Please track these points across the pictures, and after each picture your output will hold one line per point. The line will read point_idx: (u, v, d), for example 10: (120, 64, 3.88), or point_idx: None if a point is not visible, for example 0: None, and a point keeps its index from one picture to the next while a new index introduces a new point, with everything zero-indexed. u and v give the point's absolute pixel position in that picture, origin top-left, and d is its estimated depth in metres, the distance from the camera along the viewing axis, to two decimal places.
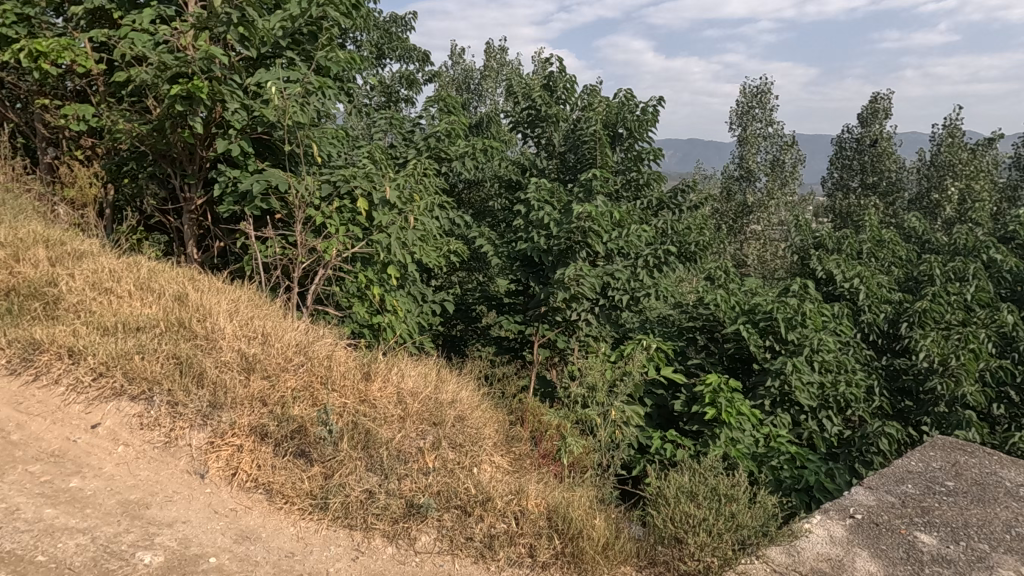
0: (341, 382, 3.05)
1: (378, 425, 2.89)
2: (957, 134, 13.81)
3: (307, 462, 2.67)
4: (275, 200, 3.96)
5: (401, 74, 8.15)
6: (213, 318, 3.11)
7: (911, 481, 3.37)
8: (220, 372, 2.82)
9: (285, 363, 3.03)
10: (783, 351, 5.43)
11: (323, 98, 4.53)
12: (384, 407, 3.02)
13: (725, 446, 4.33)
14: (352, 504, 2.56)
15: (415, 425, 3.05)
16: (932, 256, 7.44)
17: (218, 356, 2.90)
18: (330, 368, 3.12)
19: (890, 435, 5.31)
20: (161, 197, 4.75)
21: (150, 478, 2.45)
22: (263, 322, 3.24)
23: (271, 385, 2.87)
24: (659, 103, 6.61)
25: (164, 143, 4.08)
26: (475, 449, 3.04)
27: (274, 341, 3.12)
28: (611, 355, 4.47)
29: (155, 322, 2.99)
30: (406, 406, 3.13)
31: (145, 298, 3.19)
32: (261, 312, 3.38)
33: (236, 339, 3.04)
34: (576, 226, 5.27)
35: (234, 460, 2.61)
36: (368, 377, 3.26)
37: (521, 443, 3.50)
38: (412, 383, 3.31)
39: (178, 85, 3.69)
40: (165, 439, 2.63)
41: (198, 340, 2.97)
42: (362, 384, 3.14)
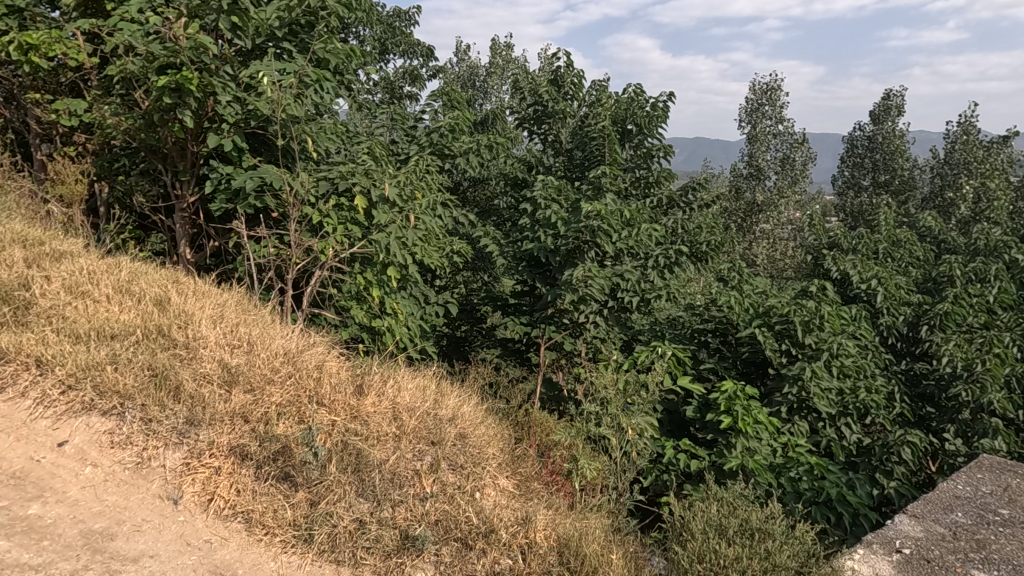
0: (330, 396, 2.86)
1: (370, 446, 2.70)
2: (972, 131, 13.51)
3: (291, 487, 2.48)
4: (270, 199, 3.78)
5: (404, 69, 7.95)
6: (194, 326, 2.94)
7: (961, 509, 3.14)
8: (198, 386, 2.64)
9: (270, 374, 2.83)
10: (801, 356, 5.22)
11: (322, 91, 4.33)
12: (377, 424, 2.83)
13: (742, 457, 4.13)
14: (340, 536, 2.36)
15: (411, 444, 2.86)
16: (952, 256, 7.19)
17: (197, 368, 2.72)
18: (320, 380, 2.93)
19: (914, 444, 5.08)
20: (151, 194, 4.56)
21: (118, 504, 2.26)
22: (249, 330, 3.06)
23: (254, 400, 2.68)
24: (670, 98, 6.41)
25: (153, 138, 3.90)
26: (476, 473, 2.87)
27: (259, 349, 2.95)
28: (621, 363, 4.18)
29: (130, 330, 2.82)
30: (401, 423, 2.94)
31: (124, 302, 3.02)
32: (249, 320, 3.19)
33: (219, 348, 2.87)
34: (584, 225, 5.07)
35: (212, 483, 2.42)
36: (361, 391, 3.06)
37: (528, 464, 3.32)
38: (408, 397, 3.11)
39: (167, 76, 3.51)
40: (136, 459, 2.44)
41: (177, 349, 2.80)
42: (355, 399, 2.95)
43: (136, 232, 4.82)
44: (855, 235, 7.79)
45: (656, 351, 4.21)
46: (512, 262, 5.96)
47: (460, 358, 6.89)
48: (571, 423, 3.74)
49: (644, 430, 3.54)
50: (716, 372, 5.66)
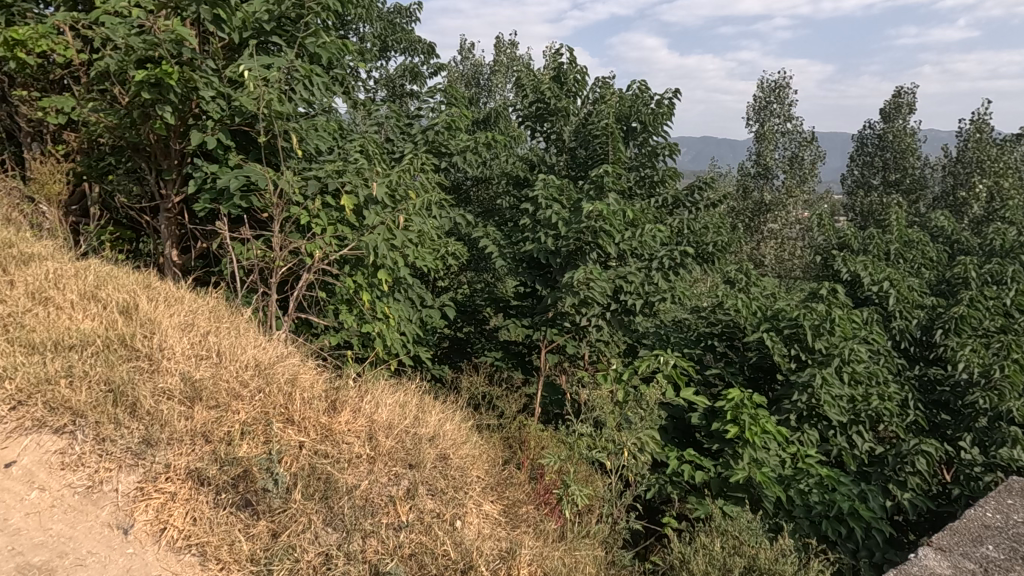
0: (302, 414, 2.70)
1: (340, 470, 2.55)
2: (986, 128, 13.25)
3: (251, 516, 2.31)
4: (255, 198, 3.62)
5: (404, 66, 7.77)
6: (160, 336, 2.82)
7: (992, 542, 2.65)
8: (156, 404, 2.49)
9: (238, 388, 2.69)
10: (810, 362, 5.00)
11: (311, 86, 4.15)
12: (349, 445, 2.68)
13: (749, 469, 3.94)
14: (303, 571, 2.16)
15: (387, 467, 2.71)
16: (966, 257, 6.98)
17: (157, 383, 2.57)
18: (291, 395, 2.77)
19: (929, 454, 4.86)
20: (135, 193, 4.41)
21: (62, 534, 2.08)
22: (219, 339, 2.94)
23: (217, 418, 2.52)
24: (676, 95, 6.21)
25: (134, 136, 3.75)
26: (456, 497, 2.74)
27: (228, 360, 2.83)
28: (623, 372, 4.00)
29: (88, 340, 2.68)
30: (377, 445, 2.78)
31: (87, 310, 2.89)
32: (221, 329, 3.04)
33: (185, 360, 2.74)
34: (586, 226, 4.89)
35: (165, 511, 2.22)
36: (335, 407, 2.90)
37: (516, 487, 3.17)
38: (386, 415, 2.97)
39: (145, 70, 3.35)
40: (87, 483, 2.25)
41: (139, 361, 2.67)
42: (327, 416, 2.79)
43: (124, 233, 4.68)
44: (866, 236, 7.57)
45: (659, 358, 4.03)
46: (511, 264, 5.76)
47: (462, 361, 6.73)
48: (568, 435, 3.56)
49: (646, 443, 3.35)
50: (722, 378, 5.47)
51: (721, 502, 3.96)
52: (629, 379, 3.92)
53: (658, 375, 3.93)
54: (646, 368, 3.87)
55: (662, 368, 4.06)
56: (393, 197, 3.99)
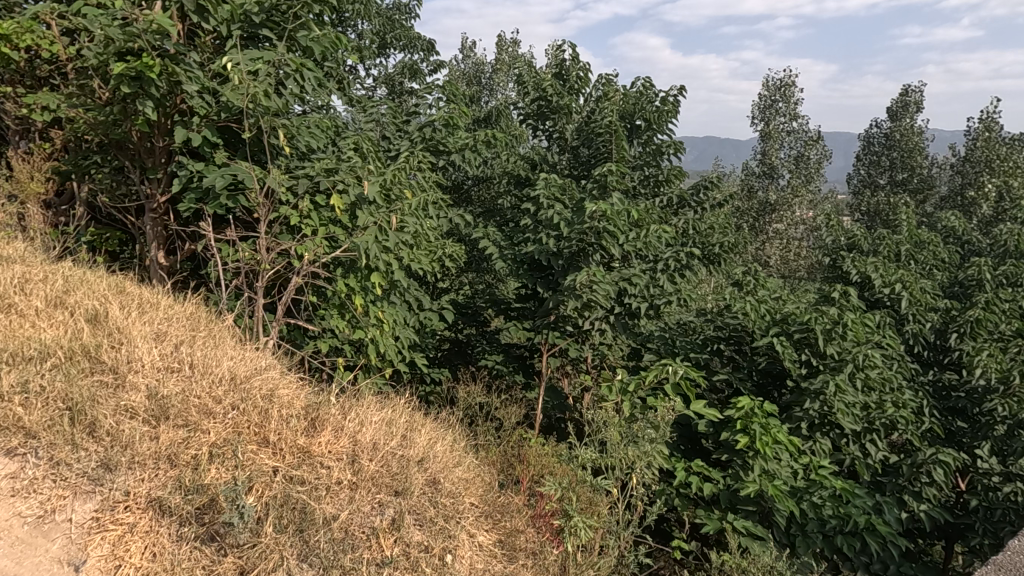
0: (278, 436, 2.53)
1: (319, 499, 2.37)
2: (995, 127, 13.05)
3: (217, 550, 2.12)
4: (242, 198, 3.44)
5: (402, 63, 7.58)
6: (128, 347, 2.66)
7: None
8: (118, 423, 2.32)
9: (210, 405, 2.53)
10: (822, 367, 4.82)
11: (303, 81, 3.98)
12: (330, 469, 2.51)
13: (761, 482, 3.76)
14: None
15: (369, 495, 2.54)
16: (980, 259, 6.79)
17: (121, 400, 2.40)
18: (267, 413, 2.61)
19: (946, 465, 4.67)
20: (120, 193, 4.24)
21: (5, 571, 1.87)
22: (191, 351, 2.78)
23: (185, 439, 2.35)
24: (681, 91, 6.04)
25: (116, 132, 3.57)
26: (446, 528, 2.60)
27: (200, 373, 2.67)
28: (629, 382, 3.82)
29: (49, 352, 2.51)
30: (360, 470, 2.61)
31: (52, 320, 2.73)
32: (196, 341, 2.88)
33: (153, 373, 2.58)
34: (588, 226, 4.71)
35: (122, 546, 2.03)
36: (315, 425, 2.73)
37: (514, 516, 2.99)
38: (371, 434, 2.81)
39: (126, 63, 3.17)
40: (38, 512, 2.05)
41: (104, 375, 2.51)
42: (306, 437, 2.62)
43: (110, 233, 4.51)
44: (876, 236, 7.38)
45: (667, 366, 3.85)
46: (512, 266, 5.58)
47: (463, 364, 6.55)
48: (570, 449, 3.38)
49: (653, 458, 3.17)
50: (731, 384, 5.28)
51: (731, 517, 3.77)
52: (635, 389, 3.73)
53: (665, 384, 3.75)
54: (652, 377, 3.69)
55: (669, 377, 3.87)
56: (388, 196, 3.83)
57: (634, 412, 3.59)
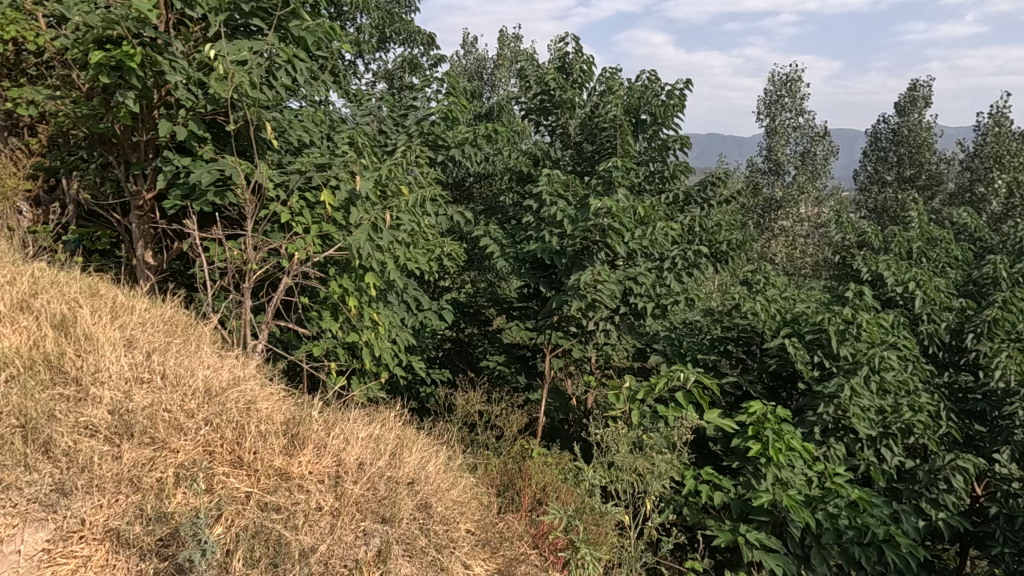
0: (254, 457, 2.35)
1: (298, 528, 2.18)
2: (1005, 123, 12.83)
3: None
4: (229, 195, 3.27)
5: (402, 58, 7.41)
6: (95, 354, 2.51)
7: None
8: (77, 443, 2.16)
9: (179, 421, 2.37)
10: (836, 370, 4.64)
11: (295, 72, 3.80)
12: (311, 492, 2.33)
13: (774, 491, 3.59)
14: None
15: (354, 522, 2.36)
16: (996, 257, 6.59)
17: (81, 415, 2.25)
18: (242, 430, 2.45)
19: (966, 471, 4.49)
20: (105, 190, 4.06)
21: None
22: (163, 361, 2.63)
23: (150, 460, 2.19)
24: (688, 84, 5.85)
25: (98, 126, 3.40)
26: (438, 559, 2.41)
27: (172, 386, 2.52)
28: (637, 390, 3.64)
29: (5, 362, 2.35)
30: (344, 494, 2.42)
31: (12, 327, 2.55)
32: (169, 350, 2.72)
33: (119, 384, 2.43)
34: (593, 224, 4.54)
35: None
36: (295, 443, 2.56)
37: (512, 544, 2.80)
38: (357, 453, 2.64)
39: (105, 52, 2.99)
40: None
41: (66, 388, 2.35)
42: (285, 457, 2.44)
43: (98, 231, 4.36)
44: (887, 234, 7.18)
45: (678, 373, 3.65)
46: (514, 265, 5.40)
47: (465, 366, 6.38)
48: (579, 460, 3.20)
49: (663, 469, 2.99)
50: (740, 386, 5.10)
51: (744, 528, 3.60)
52: (643, 395, 3.56)
53: (676, 391, 3.56)
54: (662, 385, 3.51)
55: (680, 384, 3.68)
56: (384, 192, 3.65)
57: (642, 420, 3.42)
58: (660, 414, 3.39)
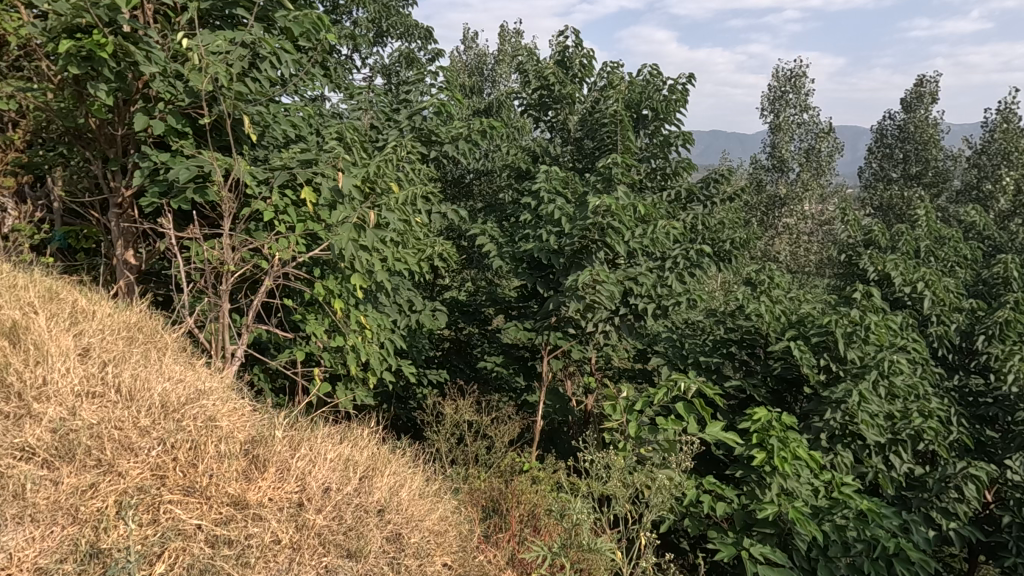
0: (208, 482, 2.09)
1: (254, 564, 1.91)
2: (1013, 119, 12.61)
3: None
4: (208, 192, 3.12)
5: (400, 52, 7.12)
6: (43, 367, 2.27)
7: None
8: (9, 467, 1.88)
9: (130, 440, 2.11)
10: (842, 373, 4.48)
11: (281, 64, 3.64)
12: (271, 521, 2.07)
13: (779, 503, 3.43)
14: None
15: (317, 555, 2.09)
16: (1007, 256, 6.41)
17: (17, 436, 1.97)
18: (199, 451, 2.20)
19: (979, 480, 4.32)
20: (84, 186, 3.91)
21: None
22: (119, 373, 2.40)
23: (91, 487, 1.91)
24: (690, 78, 5.68)
25: (72, 119, 3.25)
26: None
27: (126, 401, 2.28)
28: (635, 398, 3.48)
29: None
30: (305, 526, 2.16)
31: None
32: (126, 362, 2.51)
33: (67, 399, 2.18)
34: (592, 223, 4.38)
35: None
36: (255, 466, 2.31)
37: None
38: (323, 475, 2.41)
39: (74, 41, 2.83)
40: None
41: (5, 406, 2.10)
42: (243, 481, 2.19)
43: (80, 229, 4.22)
44: (894, 233, 7.00)
45: (679, 380, 3.49)
46: (510, 265, 5.24)
47: (464, 366, 6.21)
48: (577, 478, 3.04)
49: (662, 483, 2.83)
50: (744, 390, 4.95)
51: (748, 541, 3.44)
52: (642, 405, 3.40)
53: (677, 400, 3.40)
54: (661, 393, 3.35)
55: (682, 392, 3.51)
56: (372, 189, 3.50)
57: (640, 431, 3.26)
58: (659, 423, 3.22)
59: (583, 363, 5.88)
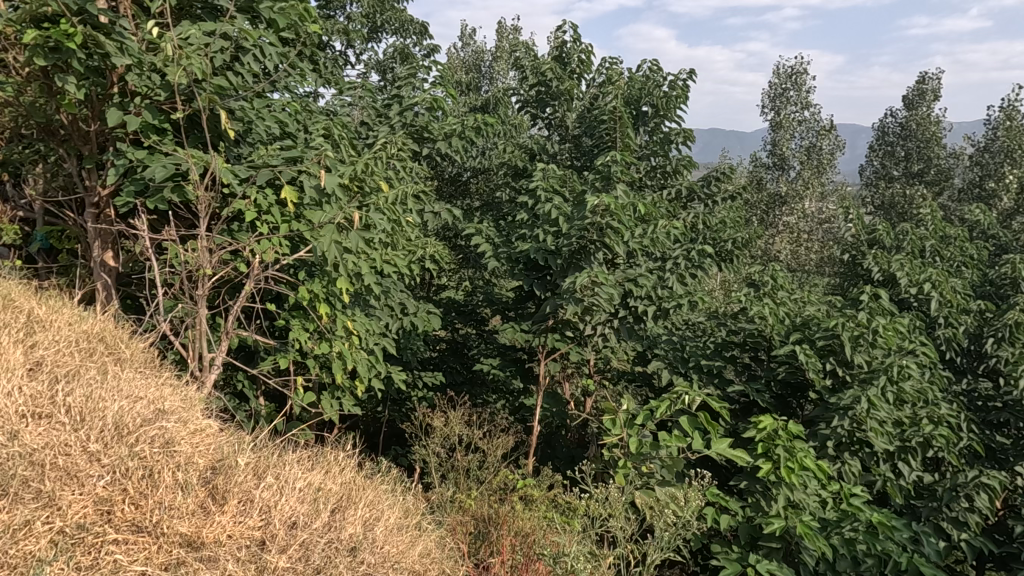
0: (158, 520, 1.89)
1: None
2: (1017, 116, 12.44)
3: None
4: (185, 191, 2.95)
5: (394, 48, 6.94)
6: None
7: None
8: None
9: (75, 469, 1.91)
10: (850, 379, 4.33)
11: (265, 57, 3.47)
12: (225, 566, 1.87)
13: (787, 517, 3.27)
14: None
15: None
16: (1015, 256, 6.25)
17: None
18: (152, 481, 2.01)
19: (991, 489, 4.16)
20: (60, 184, 3.75)
21: None
22: (71, 393, 2.22)
23: (26, 524, 1.67)
24: (692, 74, 5.51)
25: (42, 115, 3.09)
26: None
27: (76, 423, 2.10)
28: (637, 412, 3.32)
29: None
30: (265, 569, 1.95)
31: None
32: (78, 379, 2.33)
33: (9, 421, 2.00)
34: (591, 223, 4.22)
35: None
36: (214, 498, 2.12)
37: None
38: (290, 507, 2.21)
39: (40, 31, 2.67)
40: None
41: None
42: (198, 517, 1.99)
43: (63, 230, 4.07)
44: (899, 232, 6.83)
45: (684, 395, 3.33)
46: (507, 266, 5.07)
47: (460, 367, 6.03)
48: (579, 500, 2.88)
49: None
50: (747, 395, 4.78)
51: (753, 557, 3.28)
52: (644, 419, 3.24)
53: (683, 416, 3.24)
54: (664, 408, 3.19)
55: (687, 406, 3.35)
56: (359, 188, 3.33)
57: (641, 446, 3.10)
58: (663, 439, 3.08)
59: (581, 365, 5.72)
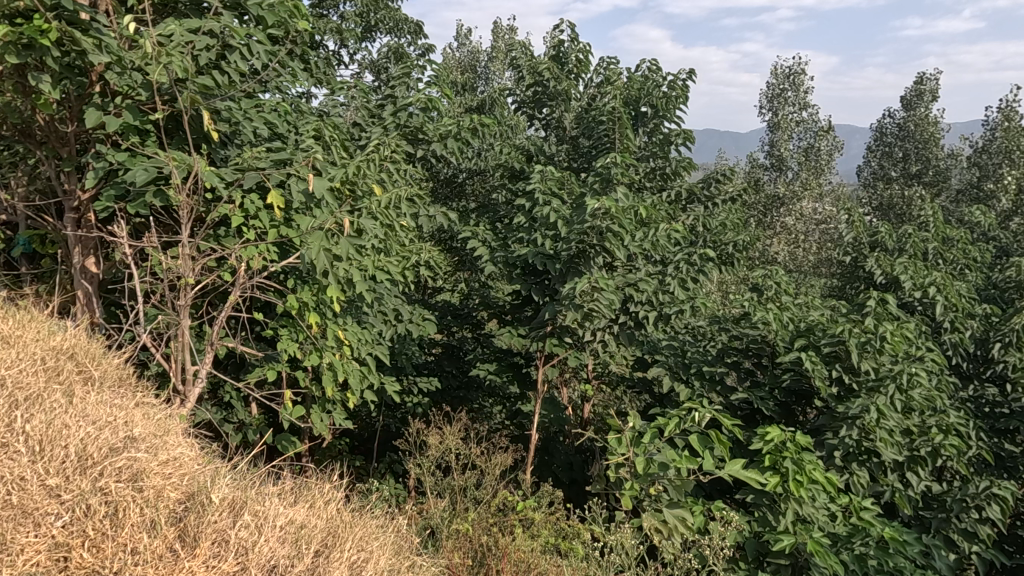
0: (118, 566, 1.71)
1: None
2: (1016, 116, 12.35)
3: None
4: (168, 195, 2.81)
5: (389, 47, 6.81)
6: None
7: None
8: None
9: (29, 508, 1.75)
10: (857, 387, 4.20)
11: (253, 54, 3.33)
12: None
13: (797, 534, 3.14)
14: None
15: None
16: (1019, 259, 6.14)
17: None
18: (114, 520, 1.84)
19: (1003, 500, 4.04)
20: (39, 187, 3.60)
21: None
22: (31, 421, 2.08)
23: None
24: (692, 73, 5.39)
25: (18, 116, 2.94)
26: None
27: (34, 455, 1.95)
28: (643, 429, 3.18)
29: None
30: None
31: None
32: (40, 406, 2.18)
33: None
34: (590, 226, 4.09)
35: None
36: (185, 539, 1.93)
37: None
38: (269, 547, 2.01)
39: (12, 27, 2.52)
40: None
41: None
42: (165, 561, 1.80)
43: (41, 233, 3.85)
44: (901, 234, 6.72)
45: (692, 414, 3.21)
46: (504, 270, 4.94)
47: (455, 371, 5.89)
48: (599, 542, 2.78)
49: None
50: (750, 402, 4.66)
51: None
52: (649, 437, 3.09)
53: (691, 437, 3.14)
54: (672, 425, 3.11)
55: (696, 427, 3.23)
56: (351, 191, 3.19)
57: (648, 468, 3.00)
58: (673, 461, 2.98)
59: (580, 370, 5.59)
